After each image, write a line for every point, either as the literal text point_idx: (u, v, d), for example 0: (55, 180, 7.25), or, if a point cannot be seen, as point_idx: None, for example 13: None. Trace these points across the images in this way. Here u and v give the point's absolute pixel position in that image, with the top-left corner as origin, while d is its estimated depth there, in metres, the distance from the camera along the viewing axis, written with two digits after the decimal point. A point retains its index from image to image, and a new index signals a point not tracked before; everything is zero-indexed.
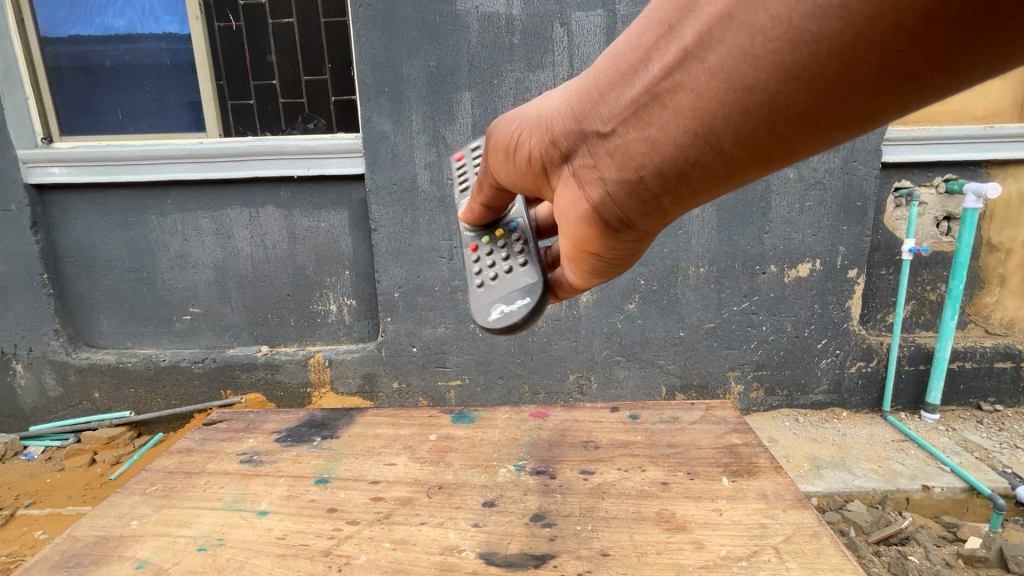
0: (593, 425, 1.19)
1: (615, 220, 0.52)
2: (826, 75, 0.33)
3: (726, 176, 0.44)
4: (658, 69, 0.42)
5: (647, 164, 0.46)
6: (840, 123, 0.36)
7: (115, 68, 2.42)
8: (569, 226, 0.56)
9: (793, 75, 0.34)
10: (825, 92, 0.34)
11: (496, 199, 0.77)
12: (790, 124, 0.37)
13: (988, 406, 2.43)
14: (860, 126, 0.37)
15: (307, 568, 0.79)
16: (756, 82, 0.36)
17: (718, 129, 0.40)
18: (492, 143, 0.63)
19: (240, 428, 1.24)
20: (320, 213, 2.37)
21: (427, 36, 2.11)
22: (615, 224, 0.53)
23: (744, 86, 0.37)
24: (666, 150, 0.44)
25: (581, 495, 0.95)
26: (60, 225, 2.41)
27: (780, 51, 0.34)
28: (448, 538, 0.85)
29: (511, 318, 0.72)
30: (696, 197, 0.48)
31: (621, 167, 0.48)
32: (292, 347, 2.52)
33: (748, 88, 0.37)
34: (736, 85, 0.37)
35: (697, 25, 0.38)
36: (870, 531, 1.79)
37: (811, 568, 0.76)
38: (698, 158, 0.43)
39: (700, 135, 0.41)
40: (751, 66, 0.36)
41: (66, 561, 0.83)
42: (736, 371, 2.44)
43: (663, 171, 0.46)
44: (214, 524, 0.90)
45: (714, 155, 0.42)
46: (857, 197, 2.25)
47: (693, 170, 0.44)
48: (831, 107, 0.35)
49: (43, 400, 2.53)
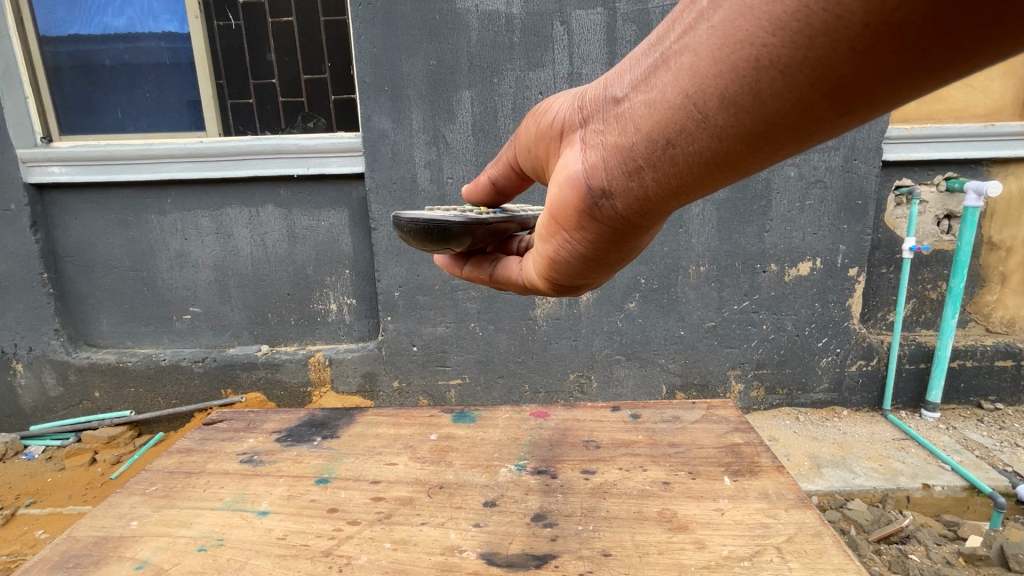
0: (594, 425, 1.19)
1: (607, 181, 0.61)
2: (790, 44, 0.42)
3: (707, 145, 0.52)
4: (675, 33, 0.52)
5: (640, 123, 0.56)
6: (806, 85, 0.44)
7: (114, 67, 2.42)
8: (566, 185, 0.65)
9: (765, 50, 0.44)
10: (796, 49, 0.42)
11: (505, 176, 0.88)
12: (765, 81, 0.45)
13: (988, 404, 2.43)
14: (824, 97, 0.44)
15: (308, 568, 0.79)
16: (747, 37, 0.45)
17: (700, 85, 0.49)
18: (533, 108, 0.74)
19: (240, 428, 1.24)
20: (320, 212, 2.37)
21: (427, 35, 2.11)
22: (607, 185, 0.61)
23: (737, 41, 0.46)
24: (659, 106, 0.53)
25: (582, 495, 0.95)
26: (60, 224, 2.40)
27: (762, 9, 0.44)
28: (449, 538, 0.84)
29: (422, 224, 0.82)
30: (678, 169, 0.56)
31: (624, 122, 0.58)
32: (292, 346, 2.51)
33: (729, 47, 0.46)
34: (729, 40, 0.46)
35: None
36: (871, 530, 1.79)
37: (814, 569, 0.76)
38: (686, 120, 0.52)
39: (690, 94, 0.50)
40: (745, 21, 0.45)
41: (65, 561, 0.82)
42: (737, 369, 2.44)
43: (656, 131, 0.54)
44: (214, 524, 0.90)
45: (699, 116, 0.51)
46: (858, 196, 2.24)
47: (680, 133, 0.53)
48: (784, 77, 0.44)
49: (43, 400, 2.52)
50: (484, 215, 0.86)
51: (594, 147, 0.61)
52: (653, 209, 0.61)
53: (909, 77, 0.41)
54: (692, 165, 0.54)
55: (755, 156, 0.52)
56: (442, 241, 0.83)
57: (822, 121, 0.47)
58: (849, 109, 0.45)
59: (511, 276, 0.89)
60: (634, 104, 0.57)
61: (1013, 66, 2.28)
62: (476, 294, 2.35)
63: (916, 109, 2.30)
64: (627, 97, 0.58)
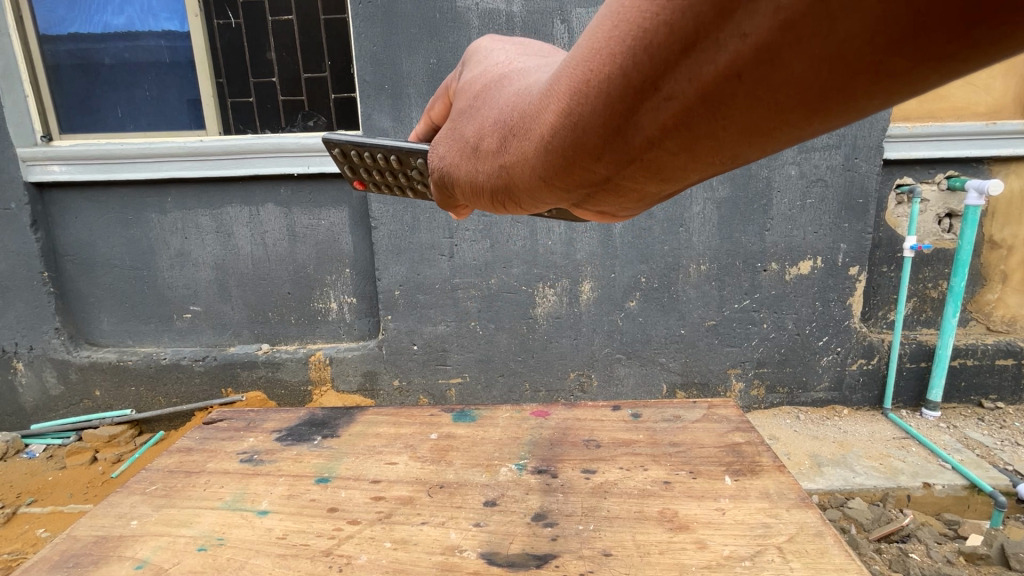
0: (594, 424, 1.18)
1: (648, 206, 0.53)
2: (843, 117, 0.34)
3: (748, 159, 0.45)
4: (653, 131, 0.40)
5: (662, 184, 0.47)
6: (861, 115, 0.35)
7: (114, 65, 2.42)
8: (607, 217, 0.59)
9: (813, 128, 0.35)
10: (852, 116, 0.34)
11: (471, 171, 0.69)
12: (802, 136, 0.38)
13: (990, 403, 2.43)
14: None
15: (308, 568, 0.79)
16: (783, 123, 0.35)
17: (728, 157, 0.40)
18: (485, 192, 0.61)
19: (240, 427, 1.24)
20: (320, 211, 2.37)
21: (427, 33, 2.10)
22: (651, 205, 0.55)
23: (769, 128, 0.36)
24: (682, 174, 0.45)
25: (583, 494, 0.95)
26: (60, 223, 2.40)
27: (788, 103, 0.33)
28: (449, 538, 0.84)
29: None
30: None
31: (640, 190, 0.49)
32: (293, 345, 2.51)
33: (757, 135, 0.36)
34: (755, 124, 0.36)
35: (688, 89, 0.35)
36: (872, 528, 1.79)
37: (815, 569, 0.76)
38: (723, 169, 0.43)
39: (721, 161, 0.42)
40: (769, 116, 0.34)
41: (66, 560, 0.82)
42: (737, 368, 2.44)
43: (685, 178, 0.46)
44: (214, 523, 0.90)
45: (738, 164, 0.42)
46: (859, 195, 2.24)
47: (718, 174, 0.45)
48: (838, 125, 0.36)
49: (44, 398, 2.53)
50: None
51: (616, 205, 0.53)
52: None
53: None
54: None
55: None
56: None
57: None
58: None
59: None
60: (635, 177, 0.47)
61: (1015, 64, 2.27)
62: (476, 293, 2.36)
63: (916, 108, 2.30)
64: (623, 177, 0.47)
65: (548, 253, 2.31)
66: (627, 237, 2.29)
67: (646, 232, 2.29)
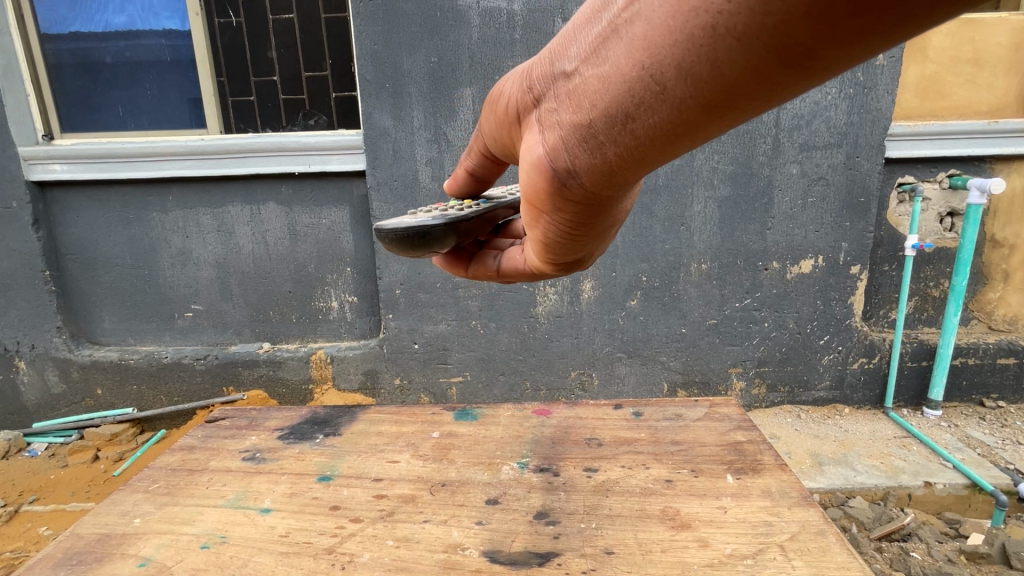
0: (596, 423, 1.18)
1: (571, 161, 0.53)
2: (752, 19, 0.35)
3: (668, 118, 0.44)
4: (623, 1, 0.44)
5: (595, 97, 0.48)
6: (766, 54, 0.36)
7: (115, 64, 2.42)
8: (531, 168, 0.57)
9: (722, 25, 0.36)
10: (752, 15, 0.34)
11: (482, 165, 0.82)
12: (714, 67, 0.39)
13: (991, 402, 2.42)
14: (777, 65, 0.36)
15: (311, 566, 0.79)
16: (703, 4, 0.37)
17: (651, 58, 0.42)
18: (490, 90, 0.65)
19: (242, 425, 1.24)
20: (321, 210, 2.37)
21: (428, 32, 2.10)
22: (571, 166, 0.53)
23: (691, 10, 0.38)
24: (612, 81, 0.46)
25: (585, 493, 0.95)
26: (62, 222, 2.40)
27: None
28: (452, 536, 0.84)
29: (401, 232, 0.79)
30: (637, 143, 0.48)
31: (578, 103, 0.49)
32: (294, 344, 2.52)
33: (681, 15, 0.38)
34: (683, 7, 0.38)
35: None
36: (873, 527, 1.79)
37: (817, 567, 0.75)
38: (642, 93, 0.44)
39: (645, 71, 0.43)
40: None
41: (69, 558, 0.82)
42: (738, 367, 2.44)
43: (613, 104, 0.46)
44: (216, 522, 0.90)
45: (654, 89, 0.43)
46: (860, 193, 2.23)
47: (637, 108, 0.45)
48: (742, 54, 0.37)
49: (46, 397, 2.53)
50: (464, 211, 0.83)
51: (553, 129, 0.53)
52: (623, 176, 0.53)
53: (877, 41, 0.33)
54: (654, 141, 0.47)
55: (716, 125, 0.44)
56: (425, 246, 0.82)
57: (781, 89, 0.39)
58: (809, 75, 0.37)
59: (519, 267, 0.87)
60: (584, 77, 0.48)
61: (1017, 63, 2.27)
62: (477, 292, 2.36)
63: (918, 106, 2.30)
64: (577, 73, 0.49)
65: None
66: (628, 236, 2.29)
67: (648, 231, 2.29)
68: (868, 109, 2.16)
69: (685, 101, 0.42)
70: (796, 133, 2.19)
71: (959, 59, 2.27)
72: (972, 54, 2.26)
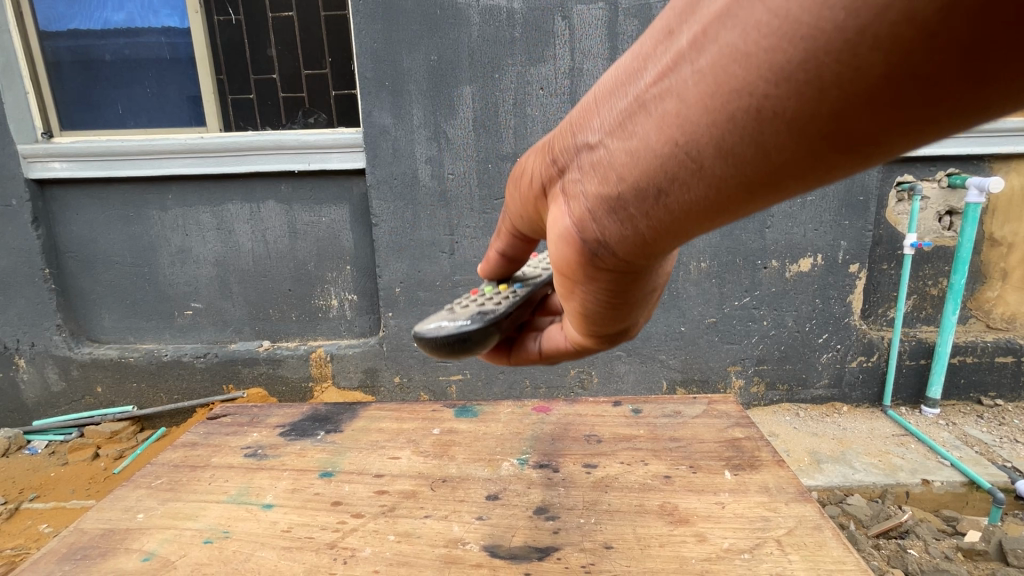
0: (596, 420, 1.19)
1: (598, 238, 0.48)
2: (815, 94, 0.31)
3: (709, 198, 0.40)
4: (652, 72, 0.39)
5: (624, 174, 0.43)
6: (822, 133, 0.33)
7: (114, 62, 2.42)
8: (555, 246, 0.52)
9: (779, 107, 0.33)
10: (807, 98, 0.31)
11: (512, 246, 0.78)
12: (770, 135, 0.34)
13: (989, 400, 2.44)
14: (837, 143, 0.33)
15: (313, 560, 0.80)
16: (752, 81, 0.33)
17: (688, 136, 0.37)
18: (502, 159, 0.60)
19: (244, 422, 1.25)
20: (321, 208, 2.37)
21: (428, 30, 2.10)
22: (598, 243, 0.48)
23: (735, 87, 0.34)
24: (642, 159, 0.41)
25: (585, 488, 0.95)
26: (61, 220, 2.40)
27: (758, 49, 0.32)
28: (452, 531, 0.85)
29: (441, 341, 0.75)
30: (675, 223, 0.43)
31: (603, 179, 0.45)
32: (294, 342, 2.52)
33: (723, 91, 0.34)
34: (725, 85, 0.34)
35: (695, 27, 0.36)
36: (870, 525, 1.81)
37: (814, 562, 0.76)
38: (677, 172, 0.40)
39: (681, 146, 0.38)
40: (742, 64, 0.33)
41: (73, 553, 0.83)
42: (737, 365, 2.45)
43: (643, 182, 0.42)
44: (219, 517, 0.90)
45: (693, 168, 0.39)
46: (858, 192, 2.24)
47: (673, 187, 0.41)
48: (801, 130, 0.33)
49: (46, 395, 2.54)
50: (502, 307, 0.78)
51: (577, 204, 0.48)
52: (657, 253, 0.48)
53: (953, 119, 0.30)
54: (696, 221, 0.43)
55: (758, 203, 0.41)
56: (468, 351, 0.77)
57: (835, 168, 0.36)
58: (865, 158, 0.34)
59: (560, 348, 0.78)
60: (610, 151, 0.43)
61: None
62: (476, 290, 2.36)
63: None
64: (602, 147, 0.44)
65: None
66: None
67: None
68: None
69: (731, 182, 0.38)
70: None
71: None
72: None
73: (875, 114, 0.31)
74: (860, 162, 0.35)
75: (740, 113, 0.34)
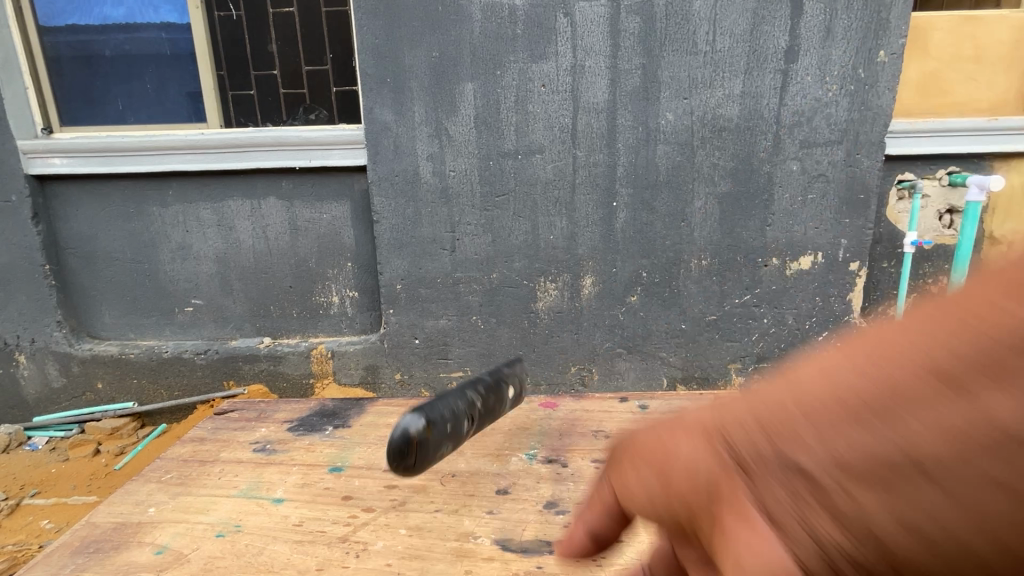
0: (602, 415, 1.20)
1: (697, 475, 0.52)
2: (900, 426, 0.38)
3: (796, 490, 0.44)
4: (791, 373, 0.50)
5: (733, 438, 0.50)
6: (893, 469, 0.38)
7: (115, 58, 2.42)
8: (655, 465, 0.58)
9: (866, 418, 0.40)
10: (891, 430, 0.38)
11: None
12: (857, 441, 0.40)
13: None
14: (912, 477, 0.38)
15: (326, 554, 0.80)
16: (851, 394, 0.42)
17: (794, 413, 0.45)
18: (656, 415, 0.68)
19: (251, 417, 1.25)
20: (323, 205, 2.37)
21: (430, 26, 2.10)
22: (693, 478, 0.52)
23: (841, 395, 0.42)
24: (752, 424, 0.49)
25: (593, 483, 0.96)
26: (62, 216, 2.40)
27: (866, 376, 0.41)
28: (463, 524, 0.86)
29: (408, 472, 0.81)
30: (757, 503, 0.46)
31: (717, 436, 0.52)
32: (295, 339, 2.53)
33: (834, 396, 0.43)
34: (832, 388, 0.43)
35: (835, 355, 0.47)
36: None
37: None
38: (772, 443, 0.46)
39: (783, 422, 0.46)
40: (845, 384, 0.43)
41: (85, 547, 0.84)
42: (737, 363, 2.45)
43: (744, 449, 0.48)
44: (230, 511, 0.91)
45: (787, 451, 0.45)
46: (860, 190, 2.24)
47: (764, 460, 0.46)
48: (885, 450, 0.39)
49: (47, 391, 2.54)
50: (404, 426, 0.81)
51: (692, 444, 0.56)
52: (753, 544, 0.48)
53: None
54: (777, 512, 0.45)
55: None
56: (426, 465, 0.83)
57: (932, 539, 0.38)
58: (958, 517, 0.36)
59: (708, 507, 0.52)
60: (734, 416, 0.52)
61: (1017, 60, 2.31)
62: (478, 287, 2.37)
63: (919, 104, 2.35)
64: (730, 413, 0.53)
65: (551, 246, 2.32)
66: (629, 231, 2.30)
67: (649, 227, 2.29)
68: (868, 105, 2.16)
69: (820, 480, 0.42)
70: (797, 130, 2.20)
71: (960, 56, 2.31)
72: (973, 51, 2.30)
73: (962, 462, 0.35)
74: (944, 521, 0.37)
75: (845, 411, 0.42)
